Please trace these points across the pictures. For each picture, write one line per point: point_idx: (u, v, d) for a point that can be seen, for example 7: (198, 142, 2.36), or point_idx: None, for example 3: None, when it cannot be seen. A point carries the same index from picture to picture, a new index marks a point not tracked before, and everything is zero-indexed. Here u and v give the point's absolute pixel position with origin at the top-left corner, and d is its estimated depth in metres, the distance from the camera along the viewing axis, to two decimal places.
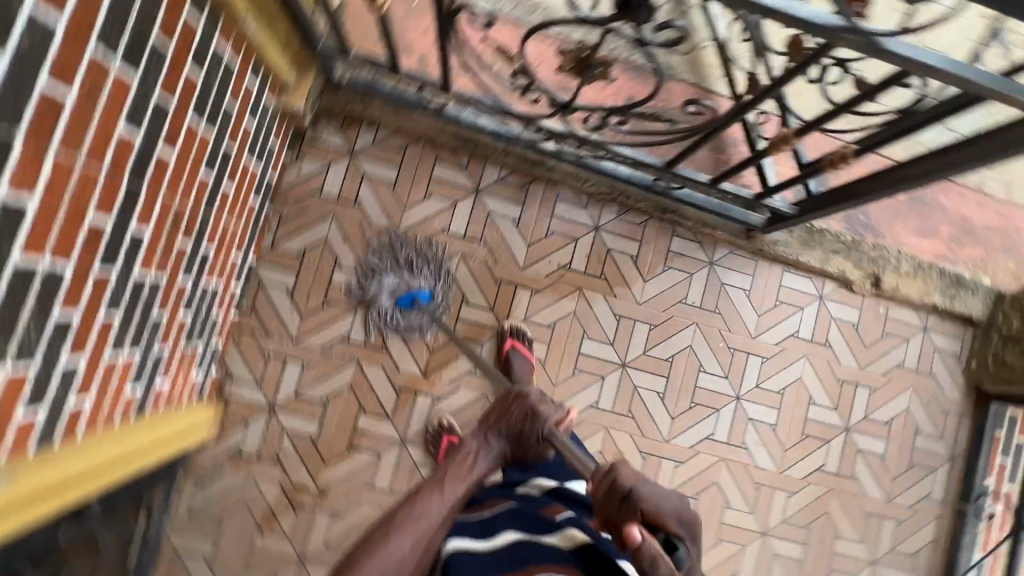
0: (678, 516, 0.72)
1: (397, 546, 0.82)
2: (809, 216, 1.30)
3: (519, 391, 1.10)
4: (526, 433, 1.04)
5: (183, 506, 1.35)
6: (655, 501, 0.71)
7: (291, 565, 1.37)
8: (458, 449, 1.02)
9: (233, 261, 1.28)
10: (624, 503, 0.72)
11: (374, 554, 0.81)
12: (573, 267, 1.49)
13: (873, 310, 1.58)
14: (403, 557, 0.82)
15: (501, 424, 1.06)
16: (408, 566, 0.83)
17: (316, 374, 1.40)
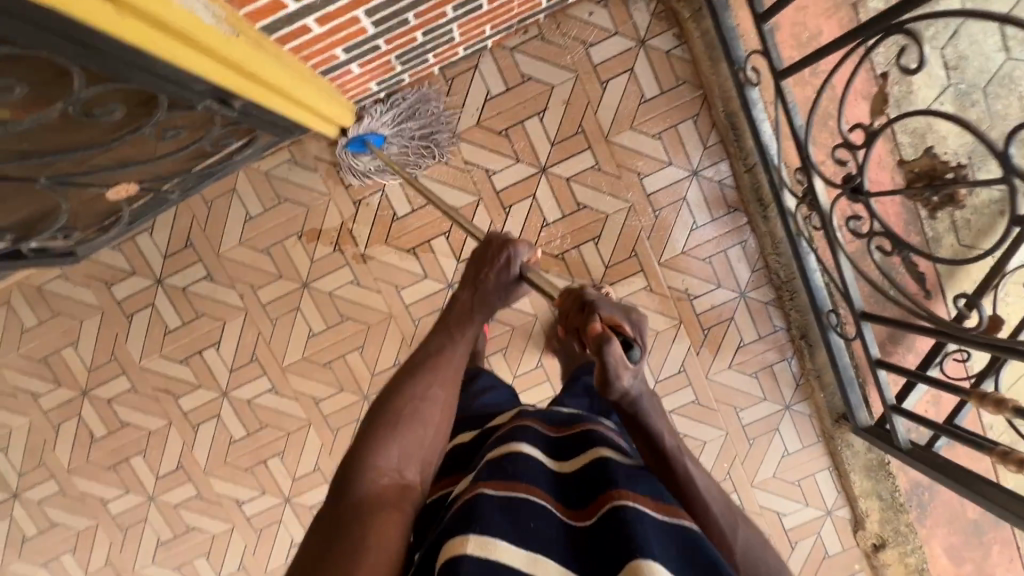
0: (630, 318, 0.66)
1: (419, 387, 0.63)
2: (910, 460, 1.23)
3: (489, 233, 0.80)
4: (508, 276, 0.76)
5: (267, 163, 1.39)
6: (606, 306, 0.67)
7: (294, 281, 1.43)
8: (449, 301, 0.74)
9: (481, 31, 1.22)
10: (583, 309, 0.68)
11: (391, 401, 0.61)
12: (692, 302, 1.43)
13: (852, 560, 1.55)
14: (434, 397, 0.63)
15: (482, 271, 0.76)
16: (444, 405, 0.63)
17: (443, 174, 1.39)
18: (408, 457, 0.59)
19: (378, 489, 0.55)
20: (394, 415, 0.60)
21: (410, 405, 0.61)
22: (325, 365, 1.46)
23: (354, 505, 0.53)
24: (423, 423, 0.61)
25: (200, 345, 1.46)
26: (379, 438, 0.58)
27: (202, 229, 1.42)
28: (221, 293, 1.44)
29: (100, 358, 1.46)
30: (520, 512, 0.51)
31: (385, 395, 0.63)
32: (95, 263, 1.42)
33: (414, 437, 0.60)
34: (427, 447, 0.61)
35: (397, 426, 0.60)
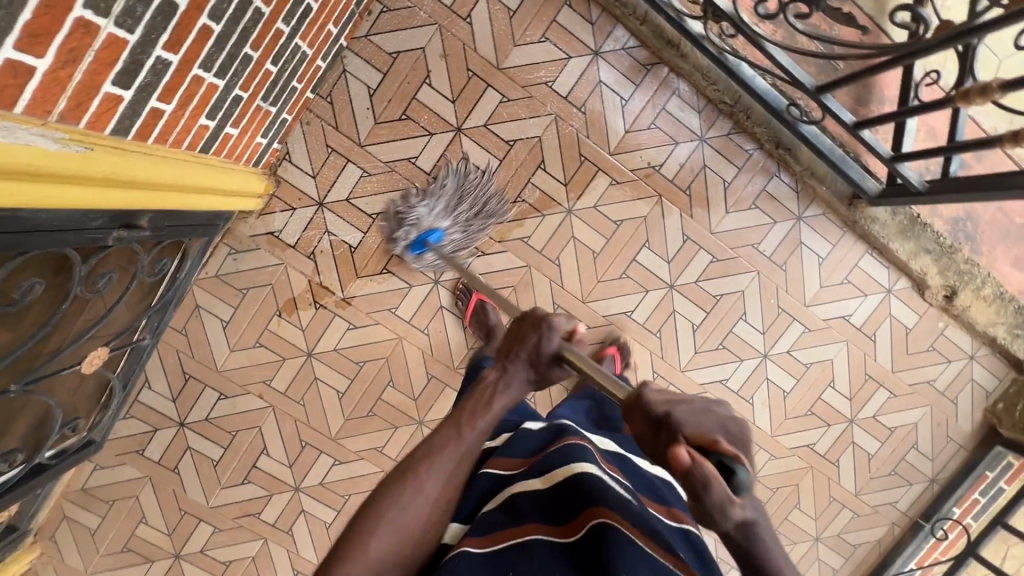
0: (730, 434, 0.60)
1: (411, 484, 0.68)
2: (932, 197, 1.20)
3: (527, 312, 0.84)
4: (543, 355, 0.79)
5: (212, 267, 1.36)
6: (696, 417, 0.61)
7: (298, 356, 1.41)
8: (475, 385, 0.78)
9: (328, 33, 1.17)
10: (663, 429, 0.61)
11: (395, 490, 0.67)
12: (661, 172, 1.39)
13: (932, 321, 1.53)
14: (428, 493, 0.68)
15: (516, 354, 0.80)
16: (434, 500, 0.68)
17: (372, 186, 1.35)
18: (392, 554, 0.64)
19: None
20: (386, 506, 0.66)
21: (400, 503, 0.66)
22: (369, 415, 1.45)
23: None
24: (414, 518, 0.67)
25: (251, 458, 1.45)
26: (366, 529, 0.64)
27: (191, 356, 1.40)
28: (242, 402, 1.43)
29: (173, 519, 1.46)
30: (515, 561, 0.62)
31: (383, 488, 0.68)
32: (117, 439, 1.41)
33: (399, 529, 0.65)
34: (414, 536, 0.67)
35: (390, 519, 0.65)
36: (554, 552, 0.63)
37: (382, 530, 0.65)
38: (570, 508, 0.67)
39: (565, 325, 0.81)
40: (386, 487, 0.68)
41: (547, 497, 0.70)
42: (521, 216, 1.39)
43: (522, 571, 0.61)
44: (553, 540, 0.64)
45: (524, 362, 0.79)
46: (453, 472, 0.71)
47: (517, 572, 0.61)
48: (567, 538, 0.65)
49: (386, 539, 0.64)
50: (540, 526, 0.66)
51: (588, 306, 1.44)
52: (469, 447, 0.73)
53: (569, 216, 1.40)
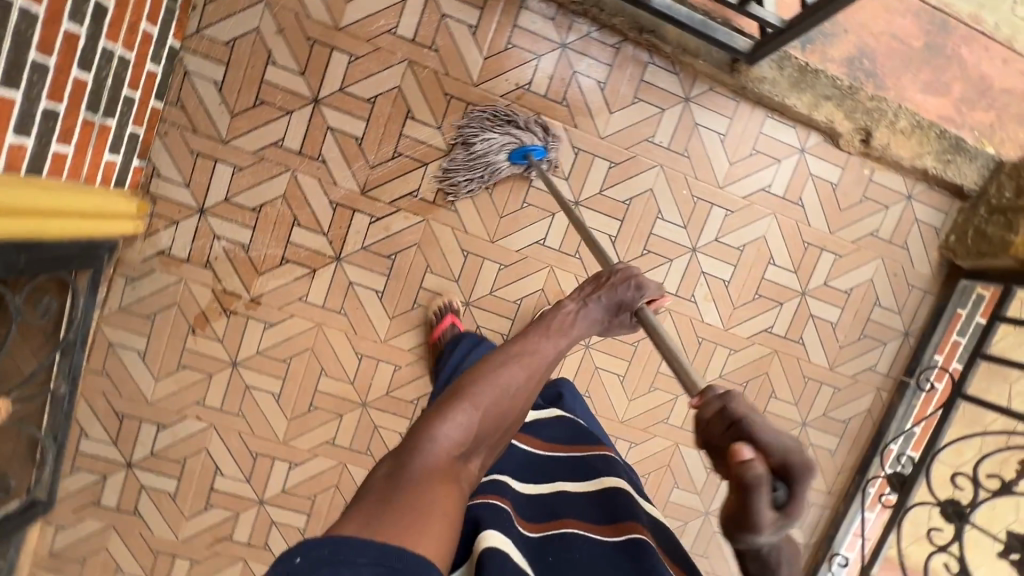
0: (788, 456, 0.51)
1: (497, 380, 0.77)
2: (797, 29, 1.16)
3: (615, 267, 1.03)
4: (623, 303, 0.99)
5: (112, 302, 1.34)
6: (769, 433, 0.52)
7: (224, 367, 1.39)
8: (553, 310, 0.94)
9: (145, 33, 1.14)
10: (730, 427, 0.55)
11: (487, 386, 0.75)
12: (531, 90, 1.35)
13: (856, 170, 1.46)
14: (510, 390, 0.77)
15: (599, 292, 0.99)
16: (516, 400, 0.78)
17: (248, 180, 1.32)
18: (476, 440, 0.71)
19: (443, 457, 0.66)
20: (472, 394, 0.74)
21: (489, 394, 0.75)
22: (312, 410, 1.43)
23: (422, 468, 0.64)
24: (494, 409, 0.74)
25: (208, 482, 1.43)
26: (454, 410, 0.71)
27: (119, 395, 1.38)
28: (182, 429, 1.40)
29: (147, 561, 1.44)
30: (558, 547, 0.71)
31: (472, 382, 0.76)
32: (70, 496, 1.40)
33: (481, 417, 0.72)
34: (496, 428, 0.75)
35: (477, 406, 0.72)
36: (589, 545, 0.72)
37: (468, 412, 0.71)
38: (604, 516, 0.77)
39: (652, 291, 0.99)
40: (473, 383, 0.75)
41: (584, 503, 0.79)
42: (403, 171, 1.35)
43: (563, 556, 0.70)
44: (592, 536, 0.74)
45: (599, 297, 0.98)
46: (530, 386, 0.81)
47: (559, 557, 0.69)
48: (604, 535, 0.74)
49: (469, 421, 0.71)
50: (580, 522, 0.76)
51: (497, 245, 1.40)
52: (545, 357, 0.85)
53: (452, 158, 1.36)
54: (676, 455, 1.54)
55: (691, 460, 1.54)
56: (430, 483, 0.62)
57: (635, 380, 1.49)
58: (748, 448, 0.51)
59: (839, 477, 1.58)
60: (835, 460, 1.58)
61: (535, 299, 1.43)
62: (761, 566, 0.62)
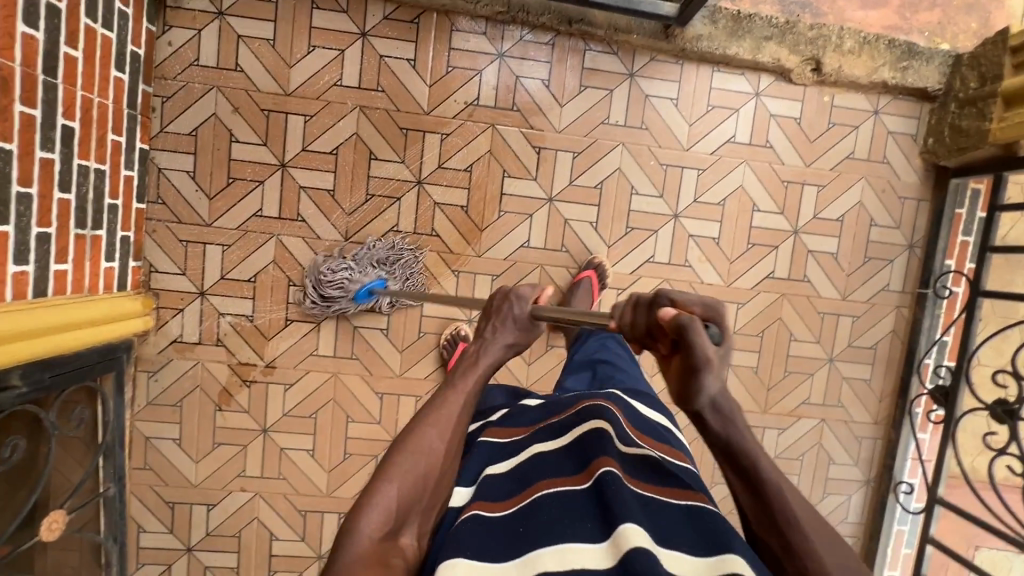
0: (705, 301, 0.61)
1: (410, 446, 0.70)
2: None
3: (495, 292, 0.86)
4: (523, 315, 0.83)
5: (140, 398, 1.40)
6: (683, 291, 0.62)
7: (256, 436, 1.43)
8: (460, 356, 0.81)
9: (114, 143, 1.22)
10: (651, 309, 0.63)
11: (402, 452, 0.70)
12: (480, 104, 1.39)
13: (816, 99, 1.46)
14: (427, 452, 0.70)
15: (493, 322, 0.83)
16: (437, 457, 0.71)
17: (238, 254, 1.38)
18: (404, 516, 0.67)
19: (363, 551, 0.63)
20: (389, 468, 0.68)
21: (405, 461, 0.69)
22: (347, 457, 1.46)
23: (344, 570, 0.61)
24: (413, 476, 0.69)
25: (266, 549, 1.46)
26: (369, 496, 0.66)
27: (166, 485, 1.43)
28: (230, 504, 1.45)
29: None
30: (525, 517, 0.67)
31: (389, 454, 0.70)
32: None
33: (400, 490, 0.67)
34: (423, 495, 0.69)
35: (392, 479, 0.68)
36: (559, 503, 0.68)
37: (387, 491, 0.67)
38: (568, 470, 0.72)
39: (531, 293, 0.84)
40: (387, 455, 0.70)
41: (551, 458, 0.74)
42: (378, 210, 1.39)
43: (532, 525, 0.65)
44: (565, 488, 0.70)
45: (501, 335, 0.82)
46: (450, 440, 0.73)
47: (529, 526, 0.65)
48: (572, 487, 0.69)
49: (388, 500, 0.66)
50: (546, 480, 0.71)
51: (484, 257, 1.43)
52: (460, 406, 0.76)
53: (421, 187, 1.40)
54: None
55: None
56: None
57: None
58: (670, 307, 0.61)
59: (883, 405, 1.55)
60: (873, 388, 1.55)
61: None
62: (723, 423, 0.66)
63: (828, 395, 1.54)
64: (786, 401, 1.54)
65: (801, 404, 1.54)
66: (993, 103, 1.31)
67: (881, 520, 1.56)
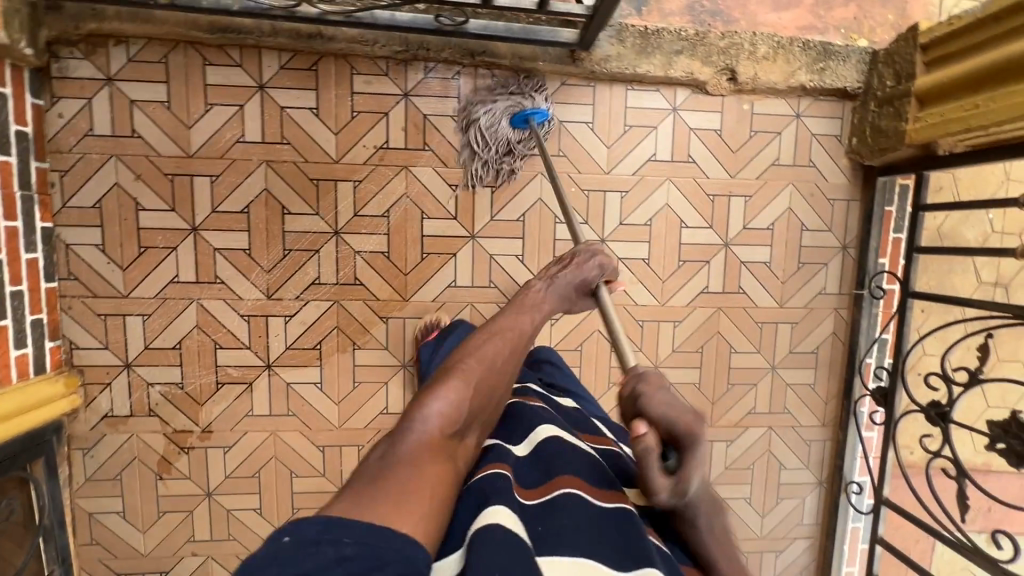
0: (681, 430, 0.64)
1: (483, 353, 0.81)
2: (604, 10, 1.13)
3: (580, 245, 1.11)
4: (587, 284, 1.07)
5: (78, 475, 1.39)
6: (660, 408, 0.65)
7: (200, 501, 1.43)
8: (524, 290, 1.01)
9: (8, 229, 1.18)
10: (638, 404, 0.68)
11: (477, 360, 0.80)
12: (391, 146, 1.36)
13: (735, 108, 1.43)
14: (497, 363, 0.82)
15: (565, 267, 1.06)
16: (501, 370, 0.83)
17: (160, 322, 1.36)
18: (468, 420, 0.75)
19: (432, 433, 0.69)
20: (461, 371, 0.77)
21: (480, 365, 0.79)
22: (295, 512, 1.45)
23: (413, 445, 0.66)
24: (481, 383, 0.78)
25: None
26: (443, 388, 0.73)
27: (115, 557, 1.42)
28: (183, 569, 1.44)
29: None
30: (548, 511, 0.69)
31: (460, 361, 0.79)
32: None
33: (471, 394, 0.75)
34: (482, 403, 0.78)
35: (466, 382, 0.76)
36: (585, 507, 0.70)
37: (456, 389, 0.74)
38: (601, 482, 0.76)
39: (602, 275, 1.08)
40: (461, 361, 0.79)
41: (585, 465, 0.78)
42: (297, 265, 1.37)
43: (558, 516, 0.68)
44: (586, 499, 0.72)
45: (567, 276, 1.05)
46: (514, 360, 0.86)
47: (549, 526, 0.67)
48: (598, 500, 0.72)
49: (459, 396, 0.74)
50: (575, 481, 0.74)
51: (412, 301, 1.41)
52: (523, 331, 0.91)
53: (339, 237, 1.37)
54: None
55: None
56: (418, 460, 0.65)
57: (591, 382, 1.48)
58: (643, 423, 0.65)
59: (829, 407, 1.55)
60: (817, 391, 1.55)
61: None
62: (687, 522, 0.71)
63: (773, 402, 1.54)
64: (732, 412, 1.54)
65: (747, 414, 1.54)
66: (909, 103, 1.28)
67: (835, 520, 1.57)
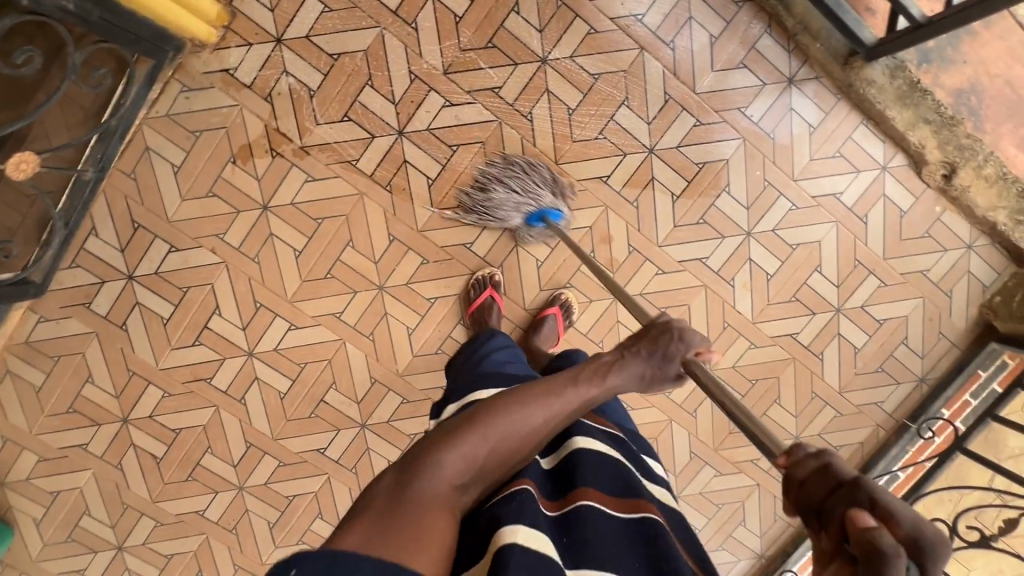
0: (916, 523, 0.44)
1: (514, 418, 0.67)
2: (945, 23, 1.13)
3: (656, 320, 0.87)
4: (660, 355, 0.83)
5: (162, 105, 1.28)
6: (896, 499, 0.45)
7: (253, 208, 1.34)
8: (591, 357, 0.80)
9: None
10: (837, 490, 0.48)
11: (499, 414, 0.66)
12: (643, 21, 1.30)
13: (928, 204, 1.43)
14: (524, 429, 0.67)
15: (639, 348, 0.83)
16: (530, 442, 0.68)
17: (334, 24, 1.27)
18: (476, 475, 0.63)
19: (442, 488, 0.59)
20: (485, 423, 0.65)
21: (499, 425, 0.66)
22: (327, 277, 1.38)
23: (419, 494, 0.57)
24: (500, 446, 0.65)
25: (203, 319, 1.38)
26: (462, 438, 0.63)
27: (140, 204, 1.32)
28: (194, 257, 1.35)
29: (121, 379, 1.40)
30: (571, 524, 0.62)
31: (489, 409, 0.67)
32: (61, 291, 1.35)
33: (483, 452, 0.64)
34: (500, 464, 0.65)
35: (485, 436, 0.64)
36: (605, 521, 0.63)
37: (476, 444, 0.63)
38: (613, 489, 0.68)
39: (683, 352, 0.83)
40: (484, 411, 0.67)
41: (603, 468, 0.70)
42: (489, 62, 1.30)
43: (579, 533, 0.61)
44: (604, 509, 0.64)
45: (643, 360, 0.82)
46: (544, 426, 0.69)
47: (572, 539, 0.61)
48: (615, 511, 0.65)
49: (474, 451, 0.63)
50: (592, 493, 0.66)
51: (561, 169, 1.36)
52: (573, 402, 0.74)
53: (543, 66, 1.31)
54: (666, 431, 1.53)
55: (679, 441, 1.53)
56: (428, 509, 0.56)
57: None
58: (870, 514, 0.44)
59: None
60: None
61: (581, 235, 1.39)
62: None
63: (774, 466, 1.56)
64: (737, 451, 1.55)
65: (747, 460, 1.56)
66: None
67: None
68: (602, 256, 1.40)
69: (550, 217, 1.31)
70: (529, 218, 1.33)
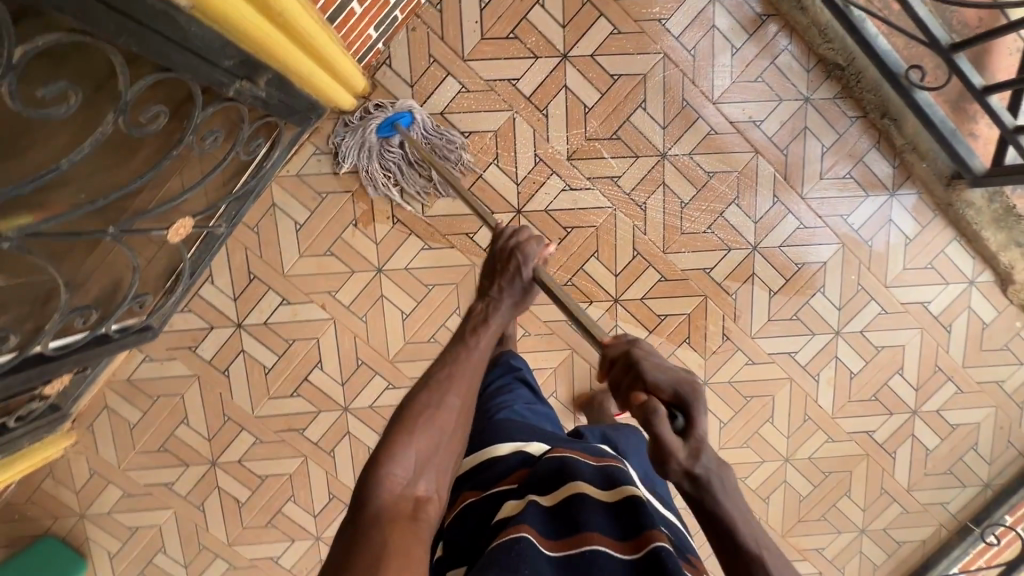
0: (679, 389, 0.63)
1: (429, 403, 0.66)
2: None
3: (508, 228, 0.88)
4: (523, 279, 0.83)
5: (294, 165, 1.33)
6: (655, 372, 0.65)
7: (368, 269, 1.37)
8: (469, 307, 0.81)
9: None
10: (630, 371, 0.68)
11: (416, 408, 0.65)
12: (761, 127, 1.36)
13: (1011, 319, 1.49)
14: (444, 417, 0.66)
15: (500, 281, 0.83)
16: (455, 422, 0.66)
17: (469, 104, 1.32)
18: (419, 467, 0.62)
19: (391, 503, 0.58)
20: (410, 425, 0.64)
21: (418, 419, 0.64)
22: (429, 341, 1.41)
23: (369, 517, 0.56)
24: (426, 437, 0.64)
25: (304, 371, 1.41)
26: (391, 450, 0.61)
27: (259, 256, 1.35)
28: (304, 310, 1.38)
29: (216, 423, 1.42)
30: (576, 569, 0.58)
31: (405, 407, 0.66)
32: (171, 333, 1.37)
33: (417, 454, 0.62)
34: (436, 453, 0.64)
35: (412, 435, 0.63)
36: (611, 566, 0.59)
37: (408, 451, 0.62)
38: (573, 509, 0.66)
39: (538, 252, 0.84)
40: (403, 409, 0.65)
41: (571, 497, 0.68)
42: (612, 152, 1.35)
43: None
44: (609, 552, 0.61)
45: (516, 288, 0.82)
46: (458, 399, 0.68)
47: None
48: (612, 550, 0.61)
49: (409, 456, 0.61)
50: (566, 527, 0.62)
51: (668, 257, 1.40)
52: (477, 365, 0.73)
53: (662, 160, 1.36)
54: None
55: (749, 525, 1.56)
56: (383, 535, 0.54)
57: (733, 431, 1.50)
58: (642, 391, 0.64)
59: None
60: (875, 574, 1.61)
61: (679, 321, 1.43)
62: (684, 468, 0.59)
63: (838, 556, 1.59)
64: (804, 539, 1.58)
65: (812, 548, 1.58)
66: None
67: None
68: (697, 342, 1.45)
69: (399, 121, 1.27)
70: (381, 129, 1.28)
